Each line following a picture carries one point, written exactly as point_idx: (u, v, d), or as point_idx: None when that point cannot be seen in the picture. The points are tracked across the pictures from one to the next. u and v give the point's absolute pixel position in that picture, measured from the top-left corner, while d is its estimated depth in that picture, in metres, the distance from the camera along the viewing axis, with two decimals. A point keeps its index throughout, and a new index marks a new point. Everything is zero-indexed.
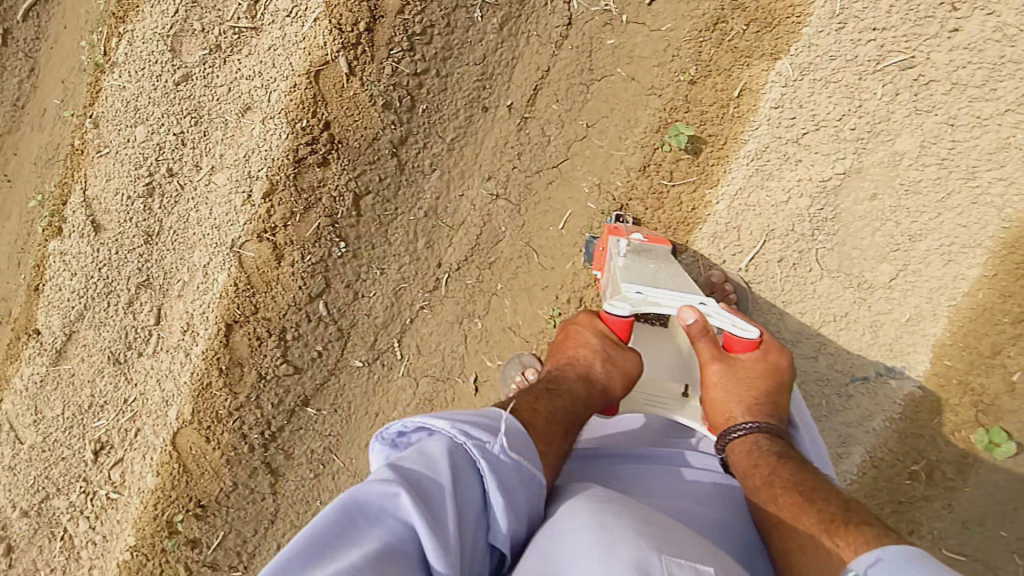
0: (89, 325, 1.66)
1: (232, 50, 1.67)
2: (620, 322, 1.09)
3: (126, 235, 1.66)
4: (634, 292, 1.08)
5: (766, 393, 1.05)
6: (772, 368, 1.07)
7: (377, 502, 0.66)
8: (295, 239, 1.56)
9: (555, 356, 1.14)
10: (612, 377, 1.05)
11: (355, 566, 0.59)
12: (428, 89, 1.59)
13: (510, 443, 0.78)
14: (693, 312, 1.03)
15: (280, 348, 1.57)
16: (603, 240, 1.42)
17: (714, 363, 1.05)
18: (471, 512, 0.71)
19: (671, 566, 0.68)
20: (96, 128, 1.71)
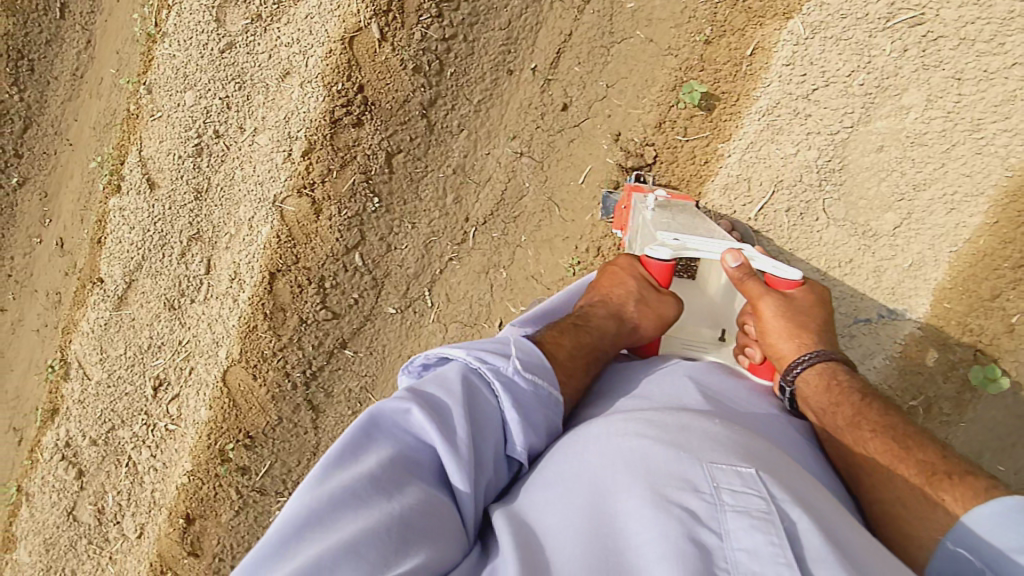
0: (147, 274, 1.82)
1: (271, 19, 1.79)
2: (660, 267, 1.12)
3: (178, 191, 1.80)
4: (670, 238, 1.14)
5: (817, 325, 1.06)
6: (818, 302, 1.09)
7: (395, 417, 0.77)
8: (332, 194, 1.68)
9: (591, 290, 1.17)
10: (643, 318, 1.09)
11: (373, 472, 0.71)
12: (456, 53, 1.70)
13: (523, 366, 0.87)
14: (736, 255, 1.07)
15: (320, 295, 1.70)
16: (625, 197, 1.50)
17: (766, 300, 1.05)
18: (487, 427, 0.82)
19: (712, 469, 0.74)
20: (150, 95, 1.85)
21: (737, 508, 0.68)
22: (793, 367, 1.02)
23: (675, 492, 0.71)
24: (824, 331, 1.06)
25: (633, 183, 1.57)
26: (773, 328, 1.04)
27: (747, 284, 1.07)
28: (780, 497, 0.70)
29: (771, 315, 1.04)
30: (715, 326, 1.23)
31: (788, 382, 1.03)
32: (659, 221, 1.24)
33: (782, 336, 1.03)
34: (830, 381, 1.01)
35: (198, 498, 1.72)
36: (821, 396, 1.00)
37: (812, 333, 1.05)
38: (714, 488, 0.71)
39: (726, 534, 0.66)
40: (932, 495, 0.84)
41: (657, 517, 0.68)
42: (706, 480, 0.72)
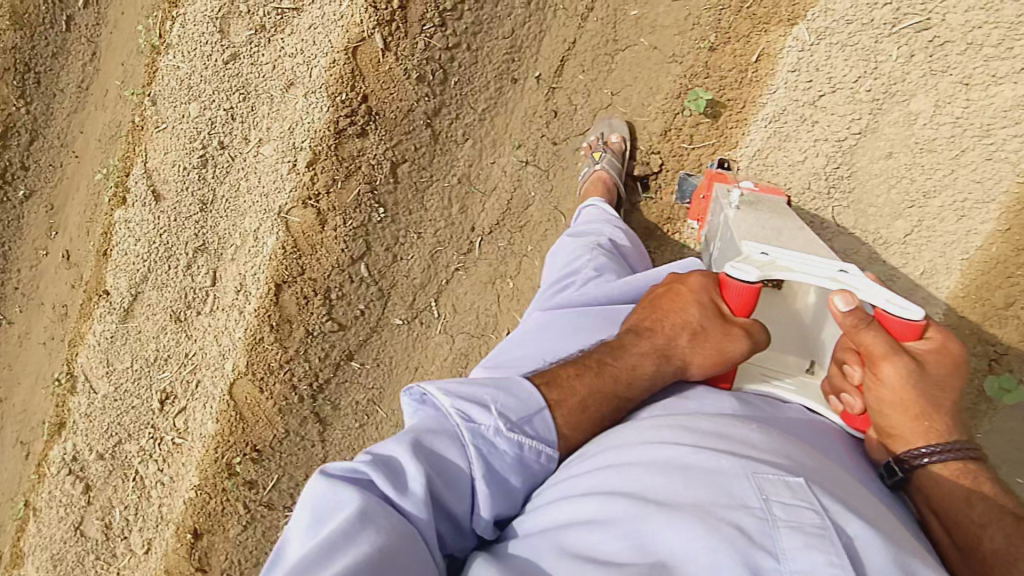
0: (153, 286, 1.83)
1: (275, 30, 1.79)
2: (738, 301, 0.95)
3: (184, 203, 1.81)
4: (758, 252, 0.95)
5: (948, 401, 0.84)
6: (954, 366, 0.85)
7: (354, 474, 0.77)
8: (337, 205, 1.69)
9: (650, 307, 1.05)
10: (696, 356, 0.97)
11: (357, 517, 0.72)
12: (460, 62, 1.72)
13: (506, 427, 0.85)
14: (847, 297, 0.83)
15: (326, 307, 1.70)
16: (707, 185, 1.43)
17: (891, 361, 0.83)
18: (455, 490, 0.81)
19: (760, 480, 0.73)
20: (154, 106, 1.86)
21: (791, 523, 0.68)
22: (916, 457, 0.83)
23: (725, 508, 0.70)
24: (956, 409, 0.85)
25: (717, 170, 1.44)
26: (892, 399, 0.83)
27: (862, 334, 0.84)
28: (833, 512, 0.70)
29: (894, 383, 0.83)
30: (804, 354, 1.08)
31: (904, 469, 0.84)
32: (734, 230, 1.17)
33: (902, 409, 0.83)
34: (971, 492, 0.80)
35: (205, 513, 1.71)
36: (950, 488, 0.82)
37: (942, 415, 0.84)
38: (764, 501, 0.70)
39: (782, 551, 0.65)
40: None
41: (707, 531, 0.67)
42: (754, 492, 0.71)
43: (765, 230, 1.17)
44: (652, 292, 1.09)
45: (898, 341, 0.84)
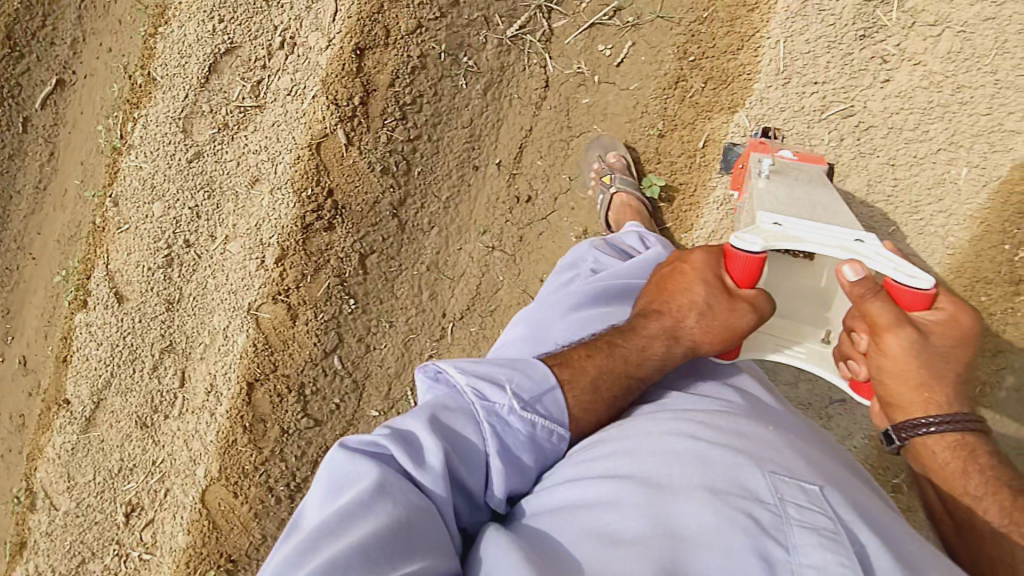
0: (116, 391, 1.84)
1: (238, 127, 1.83)
2: (741, 271, 0.98)
3: (149, 304, 1.83)
4: (771, 223, 0.98)
5: (948, 372, 0.91)
6: (962, 337, 0.90)
7: (374, 447, 0.86)
8: (307, 299, 1.74)
9: (657, 287, 1.09)
10: (704, 334, 1.02)
11: (374, 487, 0.79)
12: (422, 152, 1.81)
13: (517, 403, 0.93)
14: (856, 267, 0.87)
15: (300, 403, 1.73)
16: (747, 155, 1.43)
17: (895, 332, 0.88)
18: (469, 463, 0.89)
19: (777, 483, 0.80)
20: (116, 207, 1.87)
21: (804, 523, 0.75)
22: (919, 426, 0.94)
23: (742, 501, 0.77)
24: (957, 383, 0.93)
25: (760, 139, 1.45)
26: (894, 368, 0.91)
27: (868, 304, 0.88)
28: (847, 520, 0.77)
29: (898, 354, 0.89)
30: (819, 324, 1.08)
31: (903, 438, 0.96)
32: (763, 197, 1.18)
33: (905, 381, 0.92)
34: (968, 465, 0.93)
35: None
36: (949, 470, 0.95)
37: (940, 381, 0.92)
38: (779, 501, 0.78)
39: (793, 545, 0.72)
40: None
41: (725, 520, 0.75)
42: (772, 492, 0.79)
43: (793, 197, 1.18)
44: (657, 273, 1.13)
45: (905, 312, 0.89)
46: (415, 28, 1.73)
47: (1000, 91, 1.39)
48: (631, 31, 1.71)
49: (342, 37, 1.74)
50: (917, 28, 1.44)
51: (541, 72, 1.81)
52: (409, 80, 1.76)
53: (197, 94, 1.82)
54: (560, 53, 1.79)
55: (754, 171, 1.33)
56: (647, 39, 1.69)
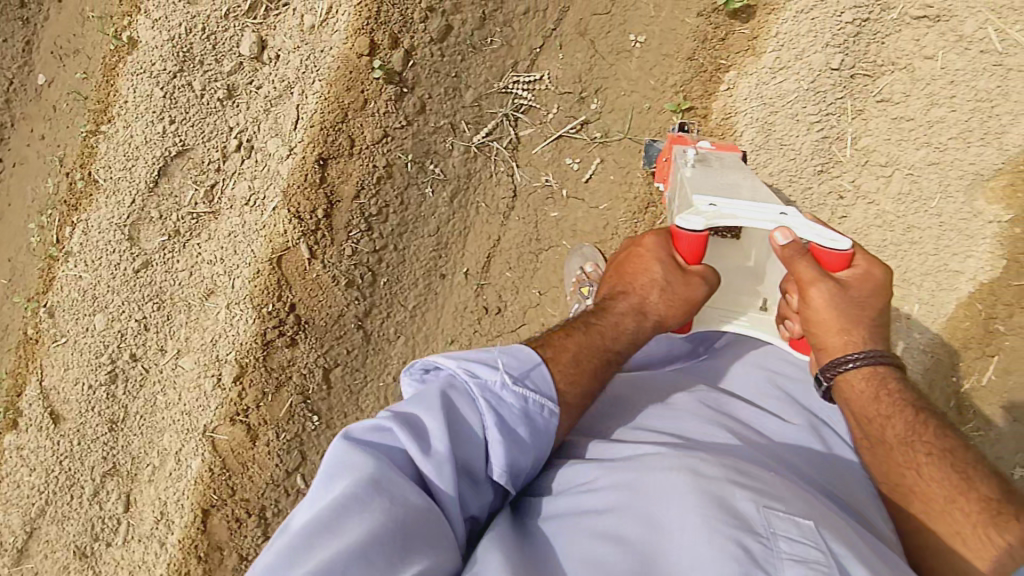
0: (52, 521, 1.74)
1: (191, 234, 1.73)
2: (689, 248, 1.14)
3: (89, 424, 1.73)
4: (707, 202, 1.14)
5: (866, 317, 1.02)
6: (879, 288, 1.04)
7: (378, 433, 0.79)
8: (268, 419, 1.69)
9: (616, 274, 1.20)
10: (668, 307, 1.12)
11: (375, 479, 0.74)
12: (388, 262, 1.77)
13: (510, 378, 0.89)
14: (785, 233, 1.04)
15: (261, 527, 1.68)
16: (665, 151, 1.54)
17: (818, 285, 1.02)
18: (469, 445, 0.84)
19: (770, 515, 0.77)
20: (51, 318, 1.74)
21: (796, 557, 0.72)
22: (841, 364, 1.01)
23: (734, 531, 0.74)
24: (876, 325, 1.03)
25: (678, 133, 1.55)
26: (822, 318, 1.02)
27: (796, 262, 1.04)
28: (838, 552, 0.74)
29: (820, 304, 1.02)
30: (754, 296, 1.28)
31: (828, 378, 1.03)
32: (696, 184, 1.27)
33: (828, 329, 1.02)
34: (880, 390, 0.99)
35: None
36: (863, 402, 0.99)
37: (861, 326, 1.02)
38: (771, 533, 0.75)
39: None
40: (994, 538, 0.83)
41: (714, 553, 0.72)
42: (765, 524, 0.76)
43: (721, 183, 1.28)
44: (613, 260, 1.24)
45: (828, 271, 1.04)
46: (381, 138, 1.68)
47: (945, 235, 1.52)
48: (598, 147, 1.73)
49: (304, 147, 1.67)
50: (870, 167, 1.56)
51: (508, 180, 1.80)
52: (374, 190, 1.70)
53: (145, 199, 1.70)
54: (527, 162, 1.79)
55: (679, 161, 1.42)
56: (615, 157, 1.72)
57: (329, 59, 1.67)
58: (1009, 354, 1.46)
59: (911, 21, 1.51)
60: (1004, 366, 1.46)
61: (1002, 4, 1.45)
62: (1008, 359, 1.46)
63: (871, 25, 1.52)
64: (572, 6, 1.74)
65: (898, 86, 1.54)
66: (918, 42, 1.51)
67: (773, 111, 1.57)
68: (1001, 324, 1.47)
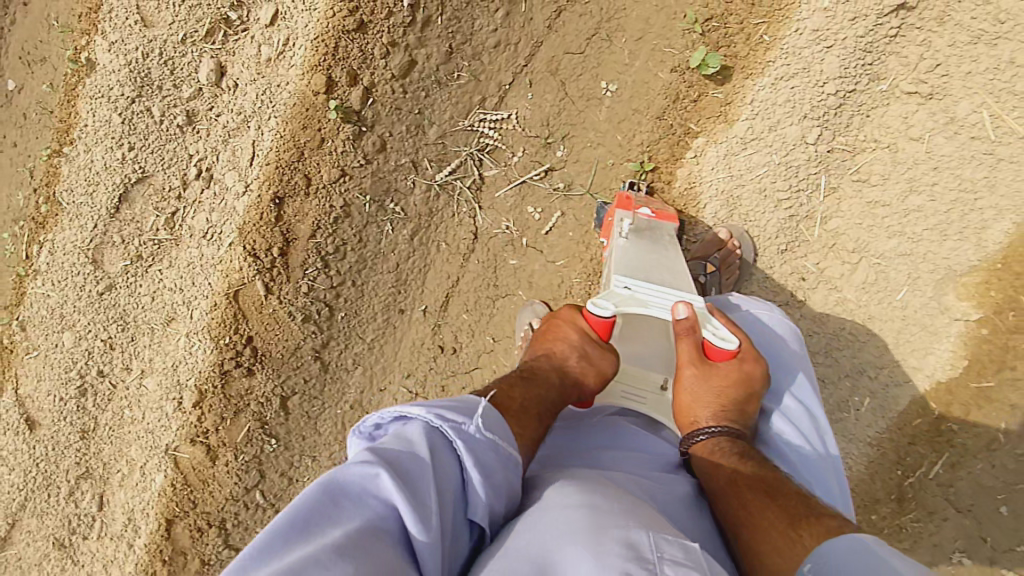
0: (32, 514, 1.85)
1: (152, 259, 1.75)
2: (601, 322, 1.11)
3: (62, 432, 1.82)
4: (621, 288, 1.17)
5: (735, 403, 1.05)
6: (749, 384, 1.06)
7: (358, 476, 0.69)
8: (227, 442, 1.71)
9: (536, 345, 1.16)
10: (586, 374, 1.07)
11: (336, 546, 0.62)
12: (346, 297, 1.74)
13: (485, 424, 0.80)
14: (685, 307, 1.08)
15: (222, 535, 1.72)
16: (609, 215, 1.50)
17: (690, 366, 1.07)
18: (449, 490, 0.73)
19: (659, 542, 0.70)
20: (24, 331, 1.83)
21: None
22: (692, 436, 1.03)
23: (618, 557, 0.66)
24: (742, 415, 1.05)
25: (627, 192, 1.51)
26: (686, 398, 1.06)
27: (681, 341, 1.08)
28: None
29: (685, 386, 1.06)
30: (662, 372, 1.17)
31: (683, 450, 1.05)
32: (624, 257, 1.28)
33: (688, 411, 1.06)
34: (714, 447, 1.00)
35: None
36: (704, 461, 1.00)
37: (723, 409, 1.04)
38: (658, 559, 0.67)
39: None
40: (790, 532, 0.84)
41: None
42: (652, 549, 0.68)
43: (645, 257, 1.29)
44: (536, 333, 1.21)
45: (704, 360, 1.07)
46: (338, 177, 1.62)
47: (907, 329, 1.46)
48: (560, 199, 1.69)
49: (260, 183, 1.65)
50: (836, 251, 1.48)
51: (470, 222, 1.75)
52: (331, 229, 1.66)
53: (107, 225, 1.73)
54: (490, 206, 1.74)
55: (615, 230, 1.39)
56: (577, 214, 1.69)
57: (285, 94, 1.63)
58: (962, 451, 1.40)
59: (901, 95, 1.39)
60: (955, 460, 1.40)
61: (1001, 87, 1.30)
62: (960, 455, 1.40)
63: (857, 96, 1.40)
64: (545, 41, 1.63)
65: (878, 166, 1.43)
66: (906, 119, 1.39)
67: (738, 184, 1.49)
68: (955, 423, 1.41)
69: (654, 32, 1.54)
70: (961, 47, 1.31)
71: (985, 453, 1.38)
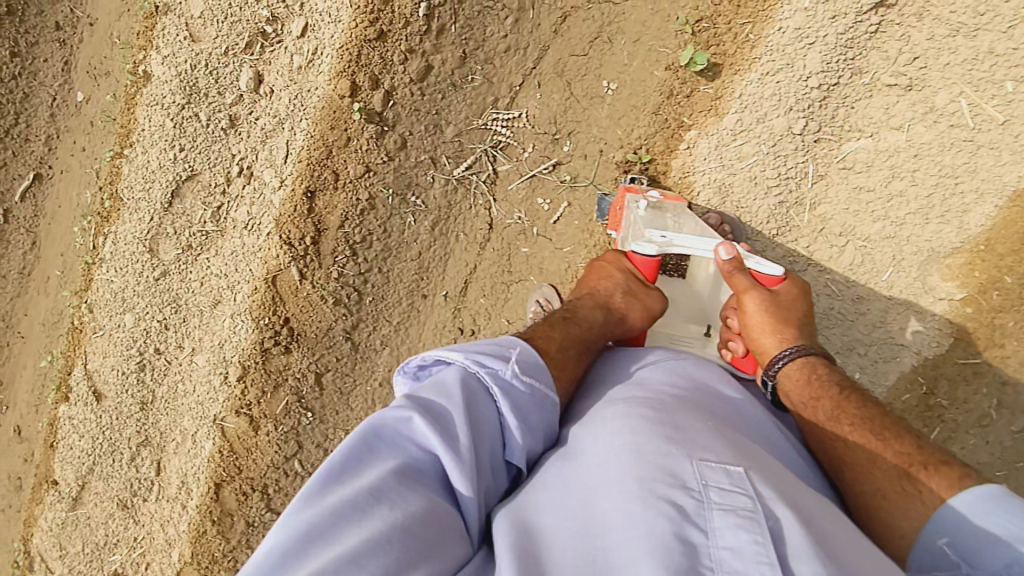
0: (99, 477, 2.08)
1: (201, 249, 1.96)
2: (646, 263, 1.27)
3: (125, 404, 2.04)
4: (658, 235, 1.27)
5: (798, 319, 1.20)
6: (796, 298, 1.22)
7: (398, 423, 0.82)
8: (267, 413, 1.89)
9: (582, 285, 1.33)
10: (630, 309, 1.22)
11: (377, 486, 0.75)
12: (373, 282, 1.89)
13: (519, 369, 0.94)
14: (728, 248, 1.20)
15: (264, 500, 1.90)
16: (619, 198, 1.57)
17: (753, 295, 1.18)
18: (487, 432, 0.87)
19: (703, 469, 0.82)
20: (91, 313, 2.07)
21: (725, 506, 0.77)
22: (775, 362, 1.16)
23: (668, 490, 0.79)
24: (803, 325, 1.20)
25: (628, 184, 1.62)
26: (758, 325, 1.17)
27: (736, 277, 1.19)
28: (767, 497, 0.78)
29: (755, 310, 1.17)
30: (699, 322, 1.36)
31: (770, 377, 1.17)
32: (647, 220, 1.36)
33: (766, 331, 1.16)
34: (810, 376, 1.13)
35: None
36: (802, 390, 1.12)
37: (792, 327, 1.18)
38: (704, 487, 0.80)
39: (713, 528, 0.74)
40: (909, 487, 0.96)
41: (654, 512, 0.76)
42: (698, 479, 0.81)
43: (667, 217, 1.39)
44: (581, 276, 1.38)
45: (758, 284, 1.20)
46: (363, 173, 1.78)
47: (894, 308, 1.52)
48: (567, 190, 1.80)
49: (294, 180, 1.82)
50: (825, 235, 1.55)
51: (485, 213, 1.88)
52: (357, 221, 1.81)
53: (161, 218, 1.95)
54: (504, 198, 1.86)
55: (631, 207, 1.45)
56: (581, 203, 1.80)
57: (315, 98, 1.81)
58: (954, 426, 1.48)
59: (884, 86, 1.46)
60: (947, 435, 1.48)
61: (981, 77, 1.38)
62: (953, 430, 1.48)
63: (841, 89, 1.49)
64: (552, 45, 1.75)
65: (862, 154, 1.50)
66: (888, 110, 1.47)
67: (730, 172, 1.59)
68: (940, 398, 1.49)
69: (650, 34, 1.65)
70: (940, 40, 1.39)
71: (974, 428, 1.46)
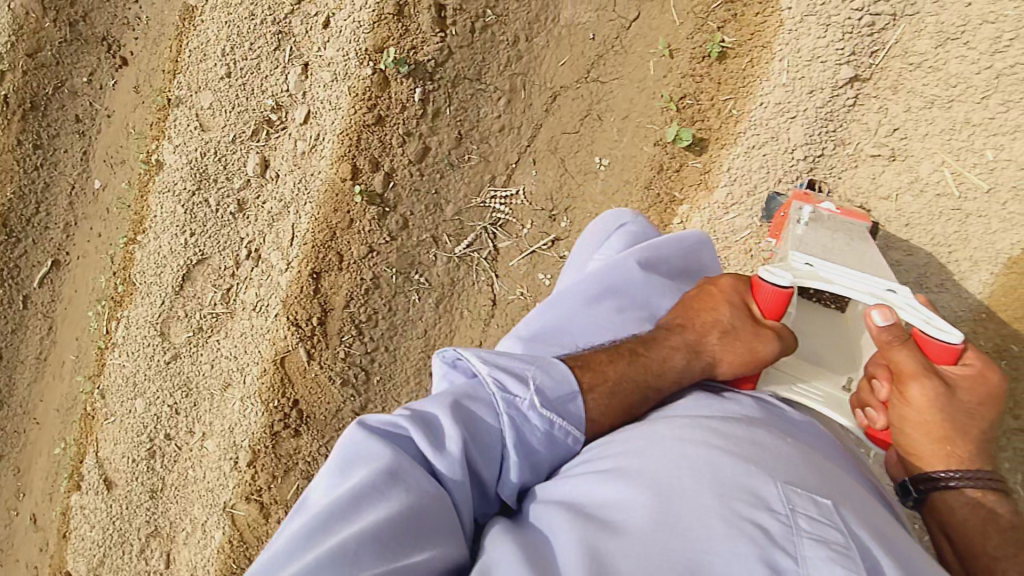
0: (109, 570, 2.04)
1: (211, 330, 2.00)
2: (771, 299, 0.99)
3: (135, 492, 2.04)
4: (802, 263, 1.00)
5: (978, 431, 0.88)
6: (991, 396, 0.88)
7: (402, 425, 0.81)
8: (279, 499, 1.82)
9: (682, 305, 1.07)
10: (726, 353, 0.99)
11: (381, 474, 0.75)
12: (380, 361, 1.89)
13: (540, 402, 0.87)
14: (885, 313, 0.88)
15: None
16: (787, 206, 1.38)
17: (919, 382, 0.86)
18: (488, 454, 0.84)
19: (788, 491, 0.73)
20: (104, 398, 2.11)
21: (814, 536, 0.68)
22: (936, 479, 0.88)
23: (749, 508, 0.70)
24: (981, 440, 0.88)
25: (805, 192, 1.41)
26: (914, 421, 0.88)
27: (897, 349, 0.88)
28: (860, 537, 0.69)
29: (917, 404, 0.87)
30: (841, 370, 1.05)
31: (920, 490, 0.90)
32: (802, 239, 1.18)
33: (923, 431, 0.88)
34: (987, 524, 0.86)
35: None
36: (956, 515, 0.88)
37: (966, 437, 0.87)
38: (790, 511, 0.71)
39: (803, 557, 0.66)
40: None
41: (733, 532, 0.68)
42: (784, 501, 0.71)
43: (835, 244, 1.18)
44: (685, 293, 1.11)
45: (931, 364, 0.88)
46: (366, 253, 1.81)
47: None
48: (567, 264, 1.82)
49: (301, 262, 1.86)
50: None
51: (489, 288, 1.89)
52: (363, 299, 1.83)
53: (173, 302, 2.01)
54: (505, 273, 1.88)
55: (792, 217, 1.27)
56: None
57: (318, 182, 1.87)
58: None
59: (867, 157, 1.49)
60: None
61: (960, 146, 1.38)
62: None
63: (825, 160, 1.53)
64: (544, 124, 1.83)
65: None
66: (874, 179, 1.49)
67: (725, 246, 1.61)
68: None
69: (637, 111, 1.73)
70: (916, 111, 1.42)
71: None
